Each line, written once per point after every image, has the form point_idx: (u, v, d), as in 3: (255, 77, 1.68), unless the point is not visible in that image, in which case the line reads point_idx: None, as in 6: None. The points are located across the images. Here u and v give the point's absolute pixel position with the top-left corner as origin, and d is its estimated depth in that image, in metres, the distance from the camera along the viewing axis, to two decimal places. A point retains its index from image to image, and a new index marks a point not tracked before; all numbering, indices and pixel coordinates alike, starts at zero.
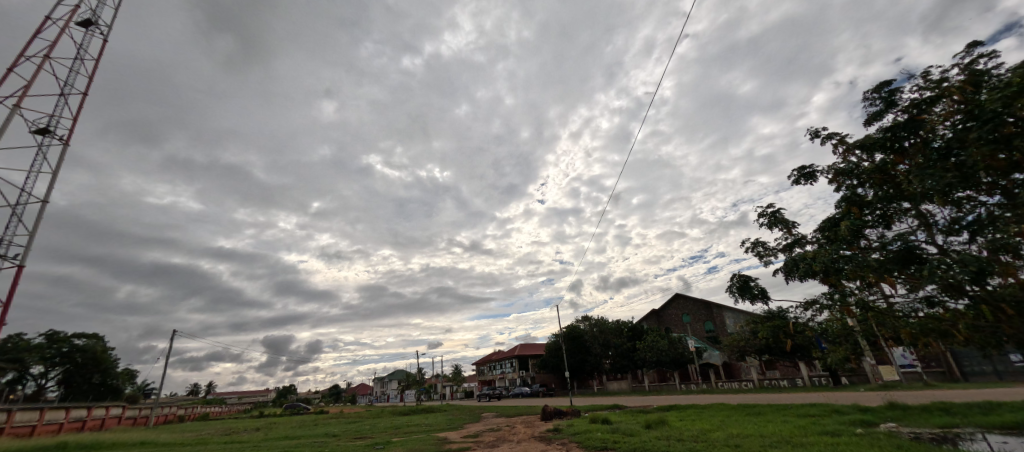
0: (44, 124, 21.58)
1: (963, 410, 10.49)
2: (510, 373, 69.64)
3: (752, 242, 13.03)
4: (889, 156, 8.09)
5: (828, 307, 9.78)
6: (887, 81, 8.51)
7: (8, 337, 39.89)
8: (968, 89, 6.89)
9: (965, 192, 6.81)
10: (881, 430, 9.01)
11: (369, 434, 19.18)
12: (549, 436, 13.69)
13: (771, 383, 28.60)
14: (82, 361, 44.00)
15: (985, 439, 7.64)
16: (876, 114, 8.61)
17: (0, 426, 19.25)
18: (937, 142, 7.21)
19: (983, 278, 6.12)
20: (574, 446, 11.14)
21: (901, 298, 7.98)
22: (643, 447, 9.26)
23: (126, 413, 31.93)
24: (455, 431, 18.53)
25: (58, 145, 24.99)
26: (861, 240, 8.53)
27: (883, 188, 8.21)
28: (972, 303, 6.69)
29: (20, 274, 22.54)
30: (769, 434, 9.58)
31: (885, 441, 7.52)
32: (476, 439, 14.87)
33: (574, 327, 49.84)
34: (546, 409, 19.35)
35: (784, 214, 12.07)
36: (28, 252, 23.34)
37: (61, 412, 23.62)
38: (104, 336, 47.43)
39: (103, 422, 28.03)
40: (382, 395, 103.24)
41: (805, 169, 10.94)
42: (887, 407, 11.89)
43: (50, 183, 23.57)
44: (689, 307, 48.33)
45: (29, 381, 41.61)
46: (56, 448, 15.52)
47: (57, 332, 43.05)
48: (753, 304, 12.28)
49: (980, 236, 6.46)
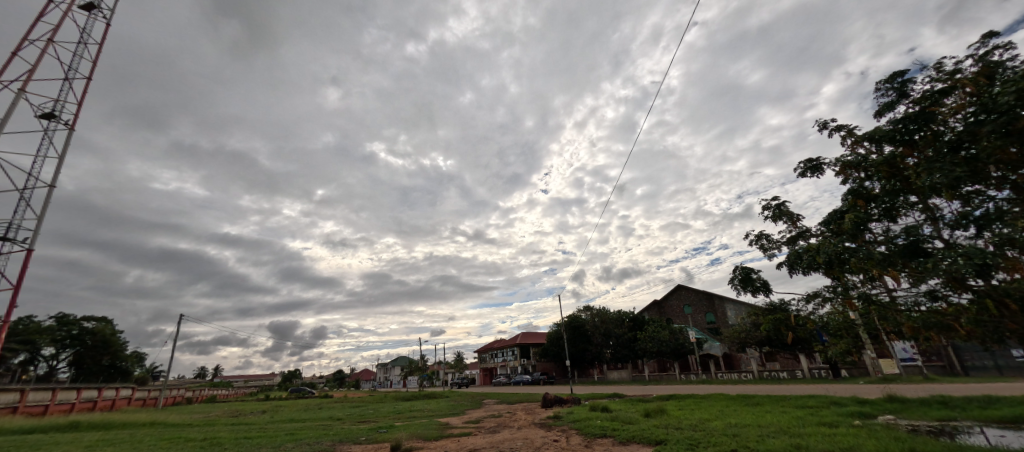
0: (49, 109, 24.76)
1: (963, 404, 10.54)
2: (511, 361, 70.34)
3: (755, 235, 12.97)
4: (898, 148, 7.94)
5: (830, 300, 9.73)
6: (900, 71, 8.30)
7: (19, 320, 40.67)
8: (982, 81, 6.74)
9: (974, 187, 6.71)
10: (880, 422, 9.06)
11: (371, 418, 19.58)
12: (549, 423, 13.93)
13: (770, 374, 28.81)
14: (92, 344, 44.89)
15: (982, 433, 7.68)
16: (887, 106, 8.41)
17: (13, 405, 19.82)
18: (948, 135, 7.07)
19: (988, 273, 6.06)
20: (574, 433, 11.32)
21: (904, 292, 7.90)
22: (643, 435, 9.38)
23: (136, 394, 32.66)
24: (457, 416, 18.89)
25: (64, 130, 25.19)
26: (866, 233, 8.44)
27: (891, 182, 8.06)
28: (975, 298, 6.64)
29: (29, 258, 23.07)
30: (768, 424, 9.66)
31: (883, 433, 7.55)
32: (477, 425, 15.16)
33: (576, 316, 50.07)
34: (546, 397, 19.56)
35: (789, 207, 11.94)
36: (37, 235, 23.78)
37: (73, 393, 24.17)
38: (112, 319, 48.30)
39: (113, 403, 28.72)
40: (385, 380, 104.79)
41: (812, 161, 10.77)
42: (886, 400, 11.97)
43: (56, 169, 24.13)
44: (690, 298, 48.52)
45: (41, 362, 42.55)
46: (70, 427, 15.96)
47: (67, 315, 43.83)
48: (755, 296, 12.25)
49: (987, 231, 6.35)
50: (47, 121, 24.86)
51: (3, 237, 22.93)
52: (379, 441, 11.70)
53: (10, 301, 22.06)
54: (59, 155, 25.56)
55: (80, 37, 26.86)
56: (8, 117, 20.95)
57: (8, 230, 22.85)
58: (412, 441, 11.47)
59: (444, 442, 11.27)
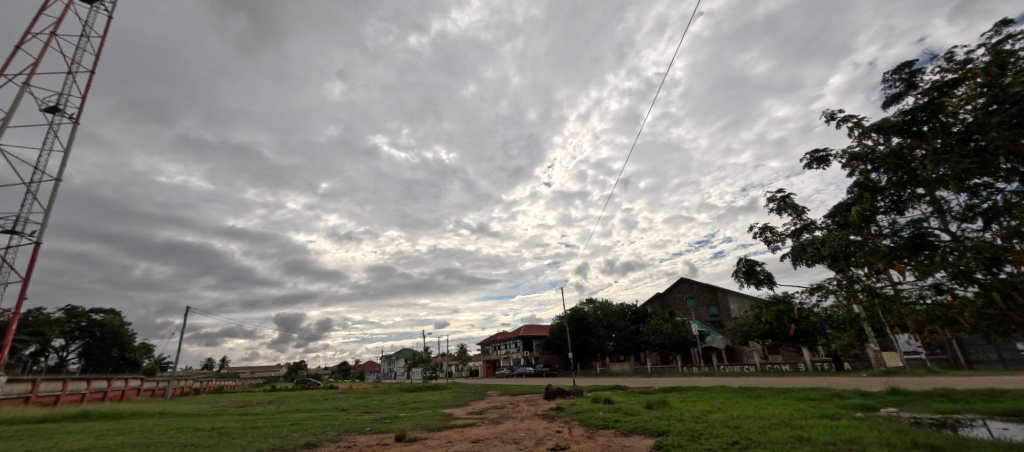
0: (52, 103, 25.22)
1: (965, 397, 10.50)
2: (513, 354, 70.91)
3: (760, 228, 12.90)
4: (906, 140, 7.84)
5: (834, 293, 9.66)
6: (908, 62, 8.14)
7: (29, 312, 41.19)
8: (993, 71, 6.62)
9: (982, 179, 6.63)
10: (881, 414, 9.06)
11: (376, 409, 19.80)
12: (552, 414, 14.03)
13: (773, 367, 28.83)
14: (100, 335, 45.53)
15: (985, 426, 7.67)
16: (894, 97, 8.29)
17: (25, 396, 20.21)
18: (957, 127, 6.95)
19: (995, 265, 5.97)
20: (576, 424, 11.42)
21: (908, 285, 7.82)
22: (643, 426, 9.44)
23: (144, 385, 33.15)
24: (461, 408, 18.99)
25: (70, 124, 25.51)
26: (872, 226, 8.32)
27: (897, 174, 7.98)
28: (983, 290, 6.57)
29: (37, 252, 23.55)
30: (769, 416, 9.66)
31: (885, 426, 7.54)
32: (481, 416, 15.31)
33: (577, 309, 50.15)
34: (549, 389, 19.71)
35: (793, 200, 11.88)
36: (45, 229, 24.15)
37: (83, 383, 24.56)
38: (120, 311, 48.93)
39: (122, 394, 29.14)
40: (389, 372, 105.88)
41: (818, 153, 10.62)
42: (888, 392, 11.94)
43: (62, 162, 24.72)
44: (694, 290, 48.46)
45: (51, 353, 43.27)
46: (81, 417, 16.26)
47: (75, 307, 44.42)
48: (758, 289, 12.22)
49: (994, 223, 6.27)
50: (51, 115, 25.47)
51: (12, 230, 23.27)
52: (383, 431, 11.85)
53: (19, 294, 22.43)
54: (65, 148, 25.93)
55: (83, 30, 27.34)
56: (13, 112, 21.33)
57: (16, 224, 23.22)
58: (416, 431, 11.62)
59: (447, 433, 11.32)
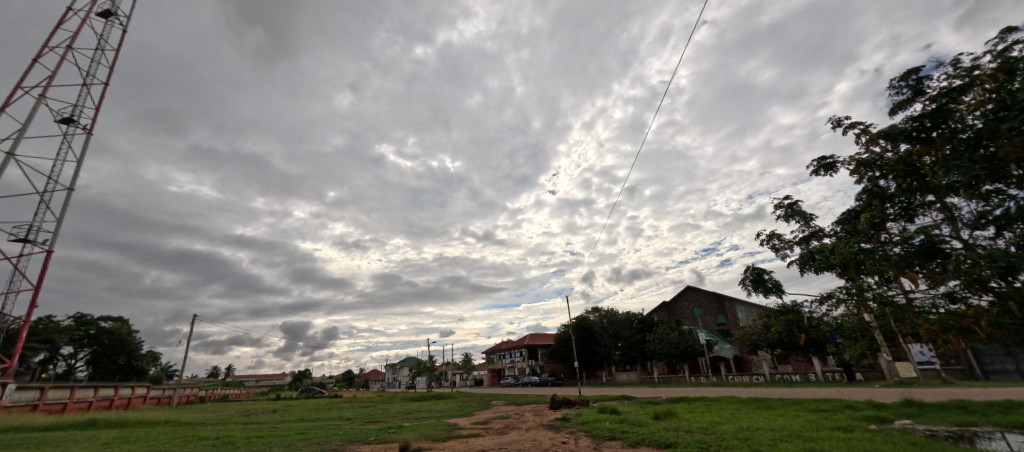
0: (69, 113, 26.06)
1: (982, 409, 10.22)
2: (518, 363, 70.33)
3: (768, 235, 12.77)
4: (914, 147, 7.77)
5: (845, 302, 9.47)
6: (915, 68, 8.09)
7: (38, 320, 41.66)
8: (1002, 77, 6.55)
9: (994, 186, 6.51)
10: (895, 426, 8.83)
11: (380, 418, 19.72)
12: (558, 425, 13.79)
13: (783, 377, 28.35)
14: (108, 343, 45.89)
15: (1003, 439, 7.45)
16: (902, 103, 8.23)
17: (33, 403, 20.30)
18: (966, 132, 6.89)
19: (1011, 272, 5.83)
20: (583, 435, 11.21)
21: (921, 294, 7.64)
22: (651, 438, 9.24)
23: (150, 393, 33.22)
24: (466, 417, 18.84)
25: (82, 134, 26.27)
26: (882, 234, 8.18)
27: (906, 181, 7.89)
28: (998, 300, 6.43)
29: (48, 259, 24.05)
30: (780, 427, 9.48)
31: (900, 438, 7.34)
32: (485, 426, 15.18)
33: (583, 317, 49.89)
34: (554, 399, 19.44)
35: (801, 207, 11.75)
36: (56, 237, 24.59)
37: (91, 391, 24.71)
38: (128, 319, 49.38)
39: (128, 402, 29.25)
40: (394, 381, 105.60)
41: (826, 159, 10.53)
42: (902, 404, 11.64)
43: (75, 170, 25.41)
44: (700, 299, 47.93)
45: (60, 361, 43.67)
46: (88, 425, 16.29)
47: (85, 315, 44.95)
48: (766, 297, 12.04)
49: (1007, 231, 6.17)
50: (67, 125, 26.15)
51: (25, 238, 23.73)
52: (387, 441, 11.79)
53: (30, 301, 22.90)
54: (78, 158, 26.56)
55: (99, 44, 28.38)
56: (30, 121, 22.00)
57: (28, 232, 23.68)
58: (420, 441, 11.52)
59: (452, 443, 11.24)
